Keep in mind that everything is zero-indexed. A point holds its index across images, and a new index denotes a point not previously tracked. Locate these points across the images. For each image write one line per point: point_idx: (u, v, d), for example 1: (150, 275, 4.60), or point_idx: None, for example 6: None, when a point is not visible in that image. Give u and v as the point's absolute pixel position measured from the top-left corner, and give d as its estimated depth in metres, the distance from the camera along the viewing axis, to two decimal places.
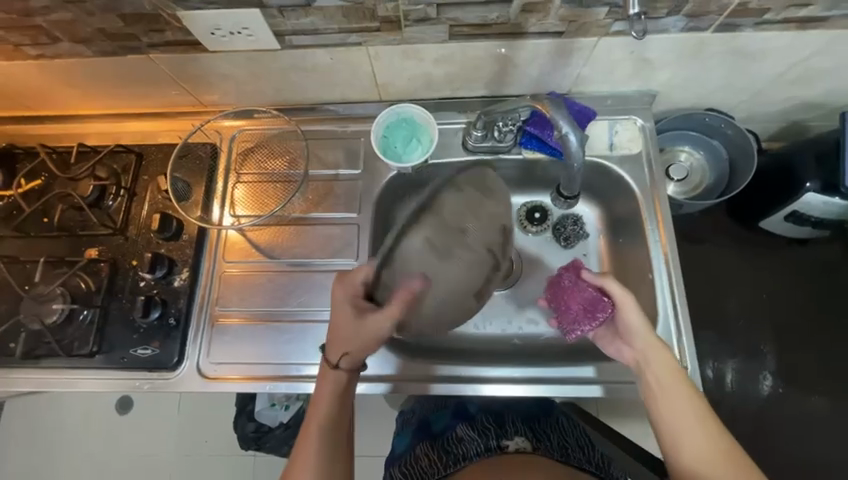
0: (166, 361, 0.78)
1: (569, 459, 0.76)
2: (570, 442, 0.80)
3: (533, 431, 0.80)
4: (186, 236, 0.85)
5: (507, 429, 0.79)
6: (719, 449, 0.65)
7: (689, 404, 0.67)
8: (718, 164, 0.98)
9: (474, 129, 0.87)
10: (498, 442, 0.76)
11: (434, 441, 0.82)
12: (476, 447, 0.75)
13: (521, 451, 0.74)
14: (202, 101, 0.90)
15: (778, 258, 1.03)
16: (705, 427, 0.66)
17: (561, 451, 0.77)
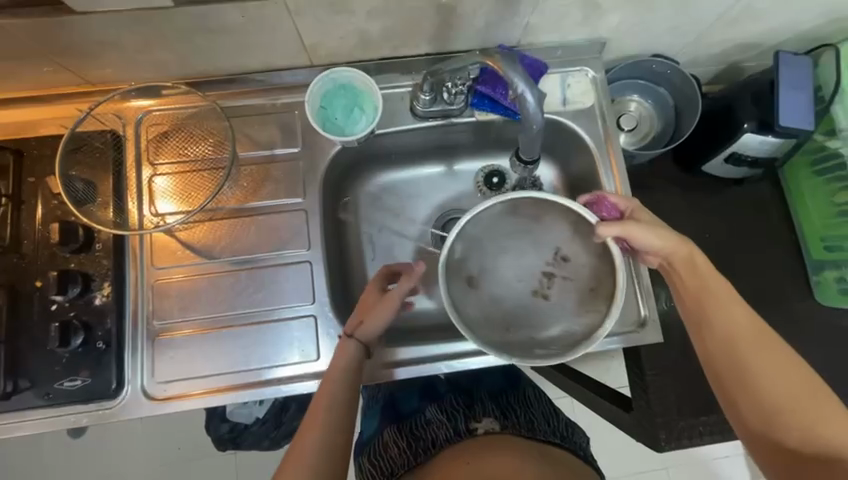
0: (102, 390, 0.69)
1: (535, 434, 0.76)
2: (536, 415, 0.82)
3: (501, 409, 0.81)
4: (100, 245, 0.72)
5: (476, 408, 0.81)
6: (776, 359, 0.58)
7: (742, 316, 0.61)
8: (664, 112, 0.98)
9: (420, 92, 0.79)
10: (467, 424, 0.76)
11: (403, 425, 0.84)
12: (445, 432, 0.76)
13: (489, 432, 0.75)
14: (88, 78, 0.74)
15: (718, 199, 1.09)
16: (761, 338, 0.59)
17: (528, 425, 0.78)
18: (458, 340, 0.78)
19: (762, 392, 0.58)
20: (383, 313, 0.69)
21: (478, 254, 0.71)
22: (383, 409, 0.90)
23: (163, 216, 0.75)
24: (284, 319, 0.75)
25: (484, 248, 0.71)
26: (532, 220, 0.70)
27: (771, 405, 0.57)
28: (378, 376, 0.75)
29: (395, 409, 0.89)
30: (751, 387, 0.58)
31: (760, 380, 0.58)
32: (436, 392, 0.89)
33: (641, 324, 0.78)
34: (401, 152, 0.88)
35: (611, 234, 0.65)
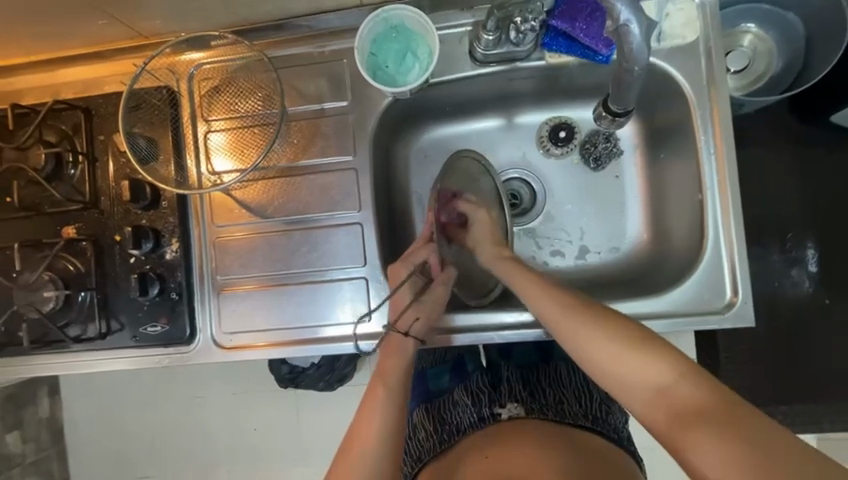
0: (179, 336, 0.75)
1: (564, 417, 0.73)
2: (566, 394, 0.78)
3: (529, 389, 0.78)
4: (166, 202, 0.75)
5: (501, 391, 0.78)
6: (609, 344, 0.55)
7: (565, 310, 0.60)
8: (790, 47, 0.78)
9: (483, 31, 0.67)
10: (491, 409, 0.75)
11: (431, 406, 0.83)
12: (469, 417, 0.75)
13: (514, 418, 0.73)
14: (141, 31, 0.72)
15: (843, 156, 0.89)
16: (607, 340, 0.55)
17: (556, 408, 0.75)
18: (510, 310, 0.74)
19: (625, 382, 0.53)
20: (437, 307, 0.71)
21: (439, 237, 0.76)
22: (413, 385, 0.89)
23: (219, 174, 0.75)
24: (336, 280, 0.76)
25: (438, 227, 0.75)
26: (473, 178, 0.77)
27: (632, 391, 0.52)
28: (450, 339, 0.74)
29: (424, 386, 0.88)
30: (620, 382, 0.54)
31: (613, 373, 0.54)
32: (464, 371, 0.86)
33: (729, 305, 0.68)
34: (456, 104, 0.80)
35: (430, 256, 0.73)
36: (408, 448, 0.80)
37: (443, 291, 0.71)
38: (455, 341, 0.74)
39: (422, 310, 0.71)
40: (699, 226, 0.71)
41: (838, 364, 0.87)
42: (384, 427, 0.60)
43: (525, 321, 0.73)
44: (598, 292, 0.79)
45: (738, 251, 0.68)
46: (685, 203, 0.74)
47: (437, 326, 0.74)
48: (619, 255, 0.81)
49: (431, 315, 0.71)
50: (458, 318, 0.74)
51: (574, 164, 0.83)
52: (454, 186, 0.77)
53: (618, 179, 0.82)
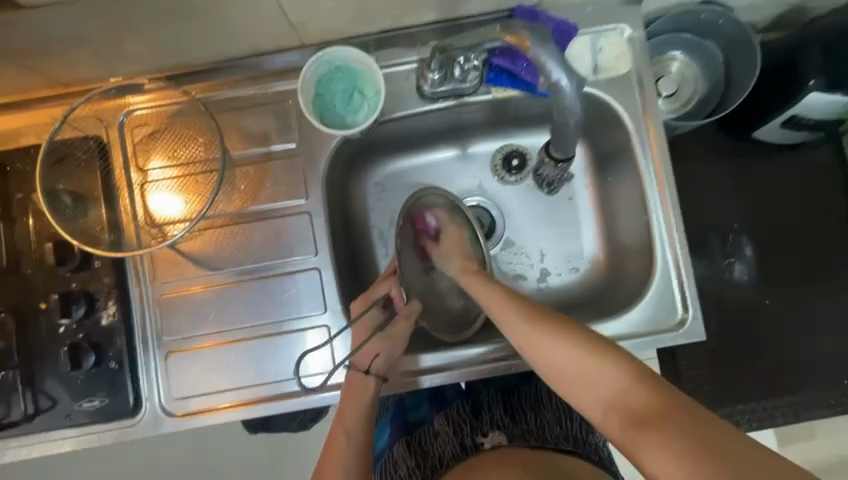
0: (122, 408, 0.68)
1: (546, 442, 0.73)
2: (548, 417, 0.78)
3: (511, 415, 0.78)
4: (99, 261, 0.68)
5: (483, 419, 0.77)
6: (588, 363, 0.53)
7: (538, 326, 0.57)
8: (712, 72, 0.85)
9: (428, 71, 0.68)
10: (472, 439, 0.74)
11: (412, 439, 0.81)
12: (451, 449, 0.75)
13: (497, 447, 0.72)
14: (60, 79, 0.67)
15: (767, 167, 0.97)
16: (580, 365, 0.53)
17: (538, 433, 0.75)
18: (473, 345, 0.73)
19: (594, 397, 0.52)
20: (396, 345, 0.69)
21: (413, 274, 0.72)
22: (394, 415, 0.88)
23: (161, 227, 0.70)
24: (296, 329, 0.72)
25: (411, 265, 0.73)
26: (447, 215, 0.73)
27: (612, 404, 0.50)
28: (418, 383, 0.72)
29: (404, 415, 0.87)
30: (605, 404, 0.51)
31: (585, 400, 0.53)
32: (444, 397, 0.85)
33: (681, 322, 0.71)
34: (409, 137, 0.79)
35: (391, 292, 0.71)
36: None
37: (404, 327, 0.69)
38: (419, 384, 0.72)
39: (382, 346, 0.68)
40: (647, 245, 0.74)
41: (785, 360, 0.93)
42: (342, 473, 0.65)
43: (490, 354, 0.72)
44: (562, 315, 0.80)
45: (685, 268, 0.71)
46: (634, 223, 0.77)
47: (404, 369, 0.72)
48: (579, 276, 0.83)
49: (391, 352, 0.69)
50: (426, 359, 0.72)
51: (530, 189, 0.84)
52: (427, 220, 0.74)
53: (571, 201, 0.84)
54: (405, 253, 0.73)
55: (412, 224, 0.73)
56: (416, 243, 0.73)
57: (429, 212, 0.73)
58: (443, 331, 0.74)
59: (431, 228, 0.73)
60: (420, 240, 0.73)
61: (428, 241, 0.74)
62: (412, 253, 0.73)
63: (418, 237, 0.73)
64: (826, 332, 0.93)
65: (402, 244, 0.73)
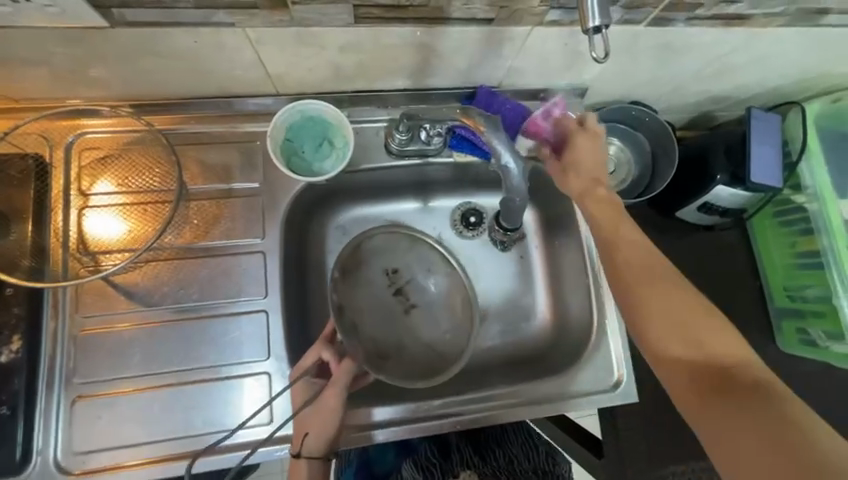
0: (5, 464, 0.58)
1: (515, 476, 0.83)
2: (513, 452, 0.87)
3: (479, 454, 0.86)
4: (11, 290, 0.61)
5: (453, 459, 0.84)
6: (704, 333, 0.52)
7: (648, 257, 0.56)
8: (642, 158, 0.98)
9: (396, 130, 0.73)
10: None
11: None
12: None
13: None
14: (6, 93, 0.63)
15: (688, 243, 1.10)
16: (669, 288, 0.54)
17: (507, 469, 0.84)
18: (422, 401, 0.72)
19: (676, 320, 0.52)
20: (328, 418, 0.64)
21: (373, 318, 0.69)
22: (356, 470, 0.87)
23: (95, 256, 0.65)
24: (233, 377, 0.67)
25: (369, 314, 0.69)
26: (406, 247, 0.72)
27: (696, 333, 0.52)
28: (370, 438, 0.69)
29: (368, 470, 0.87)
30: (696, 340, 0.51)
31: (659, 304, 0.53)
32: (409, 444, 0.89)
33: (616, 383, 0.76)
34: (372, 188, 0.82)
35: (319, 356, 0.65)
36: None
37: (332, 398, 0.64)
38: (367, 440, 0.69)
39: (312, 424, 0.64)
40: (588, 307, 0.81)
41: None
42: None
43: (443, 410, 0.72)
44: (507, 372, 0.82)
45: (620, 331, 0.78)
46: (576, 285, 0.83)
47: (356, 423, 0.69)
48: (528, 333, 0.86)
49: (325, 425, 0.64)
50: (377, 413, 0.70)
51: (484, 245, 0.88)
52: (386, 257, 0.71)
53: (522, 259, 0.89)
54: (361, 301, 0.69)
55: (367, 264, 0.70)
56: (382, 283, 0.71)
57: (386, 250, 0.71)
58: (424, 378, 0.66)
59: (392, 264, 0.72)
60: (386, 280, 0.71)
61: (394, 278, 0.72)
62: (375, 294, 0.70)
63: (382, 278, 0.71)
64: None
65: (348, 301, 0.67)
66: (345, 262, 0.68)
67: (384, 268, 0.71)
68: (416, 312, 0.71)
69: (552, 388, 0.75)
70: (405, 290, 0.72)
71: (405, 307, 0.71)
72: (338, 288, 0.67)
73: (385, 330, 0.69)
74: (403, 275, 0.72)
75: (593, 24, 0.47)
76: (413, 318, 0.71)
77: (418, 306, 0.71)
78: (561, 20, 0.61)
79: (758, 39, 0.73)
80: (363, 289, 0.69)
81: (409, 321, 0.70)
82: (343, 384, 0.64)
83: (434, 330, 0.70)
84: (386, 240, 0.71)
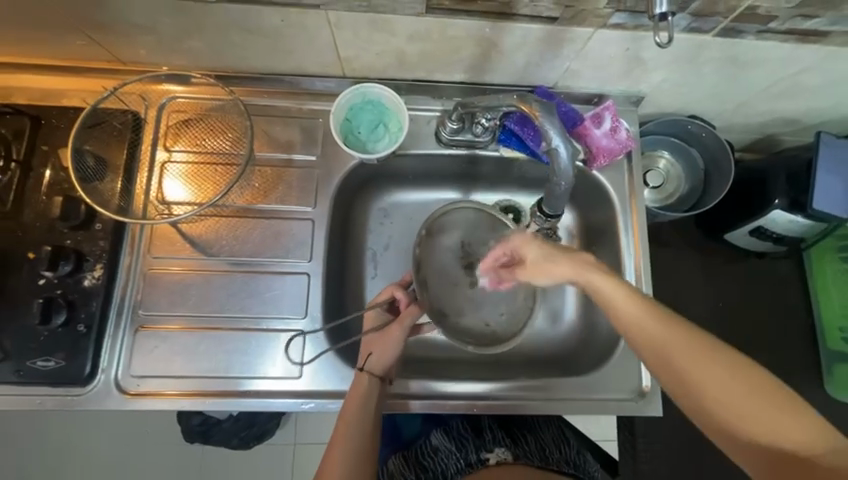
0: (75, 375, 0.66)
1: (548, 463, 0.80)
2: (548, 442, 0.85)
3: (512, 437, 0.84)
4: (100, 224, 0.70)
5: (485, 437, 0.83)
6: (739, 387, 0.49)
7: (648, 310, 0.53)
8: (693, 174, 0.95)
9: (448, 119, 0.77)
10: (478, 455, 0.79)
11: (408, 452, 0.86)
12: (454, 463, 0.79)
13: (502, 463, 0.78)
14: (118, 56, 0.72)
15: (734, 270, 1.05)
16: (688, 351, 0.51)
17: (540, 455, 0.81)
18: (443, 380, 0.75)
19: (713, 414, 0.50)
20: (390, 348, 0.71)
21: (438, 281, 0.73)
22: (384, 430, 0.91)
23: (168, 204, 0.73)
24: (273, 330, 0.73)
25: (437, 277, 0.74)
26: (489, 226, 0.76)
27: (745, 431, 0.49)
28: (407, 406, 0.73)
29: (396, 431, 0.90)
30: (738, 444, 0.50)
31: (699, 389, 0.51)
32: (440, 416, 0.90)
33: (640, 394, 0.75)
34: (417, 174, 0.86)
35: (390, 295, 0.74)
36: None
37: (396, 331, 0.71)
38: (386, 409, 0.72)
39: (375, 347, 0.71)
40: None
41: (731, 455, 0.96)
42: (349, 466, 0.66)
43: (458, 392, 0.74)
44: (528, 368, 0.83)
45: None
46: None
47: (395, 391, 0.73)
48: (555, 334, 0.86)
49: (384, 354, 0.71)
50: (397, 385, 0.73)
51: None
52: (467, 231, 0.76)
53: None
54: (434, 262, 0.74)
55: (448, 233, 0.76)
56: (456, 253, 0.75)
57: (470, 223, 0.76)
58: (472, 344, 0.70)
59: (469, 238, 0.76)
60: (462, 251, 0.75)
61: (469, 252, 0.75)
62: (448, 261, 0.74)
63: (457, 249, 0.75)
64: None
65: (425, 259, 0.74)
66: (431, 225, 0.75)
67: (462, 240, 0.76)
68: (480, 289, 0.73)
69: (572, 388, 0.75)
70: (476, 264, 0.74)
71: (472, 279, 0.74)
72: (421, 244, 0.75)
73: (445, 296, 0.73)
74: (477, 252, 0.75)
75: (660, 11, 0.52)
76: (476, 293, 0.73)
77: (482, 283, 0.73)
78: (625, 24, 0.62)
79: (837, 59, 0.70)
80: (438, 253, 0.75)
81: (472, 295, 0.73)
82: (410, 321, 0.72)
83: (491, 311, 0.72)
84: (471, 212, 0.76)
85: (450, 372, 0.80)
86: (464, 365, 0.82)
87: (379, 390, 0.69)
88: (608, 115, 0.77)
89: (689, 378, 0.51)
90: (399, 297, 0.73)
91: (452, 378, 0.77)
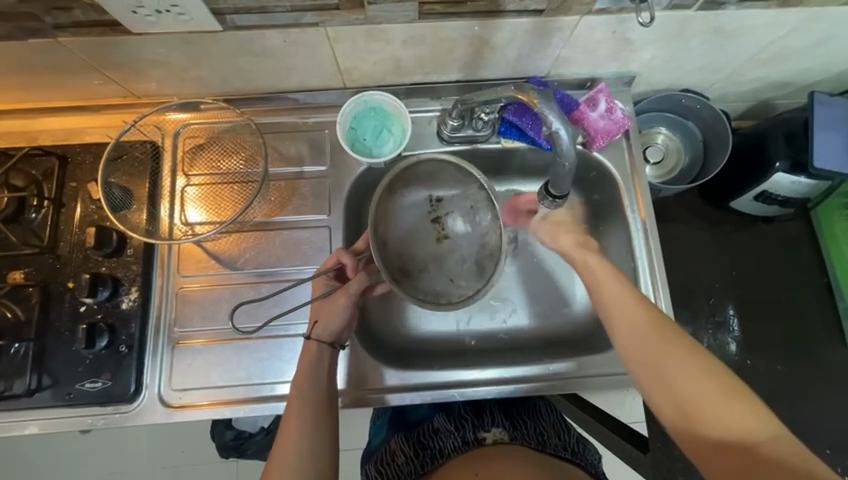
0: (120, 393, 0.70)
1: (545, 447, 0.79)
2: (547, 428, 0.83)
3: (510, 419, 0.83)
4: (132, 250, 0.75)
5: (484, 418, 0.83)
6: (696, 368, 0.53)
7: (626, 292, 0.60)
8: (692, 147, 0.97)
9: (449, 118, 0.79)
10: (474, 434, 0.79)
11: (410, 434, 0.86)
12: (452, 441, 0.79)
13: (498, 442, 0.78)
14: (134, 91, 0.77)
15: (743, 236, 1.07)
16: (659, 332, 0.56)
17: (538, 437, 0.80)
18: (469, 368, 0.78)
19: (677, 390, 0.53)
20: (337, 313, 0.71)
21: (406, 237, 0.80)
22: (391, 418, 0.95)
23: (191, 225, 0.77)
24: (301, 335, 0.76)
25: (401, 233, 0.80)
26: (460, 181, 0.78)
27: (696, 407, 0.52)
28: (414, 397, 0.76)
29: (402, 417, 0.93)
30: (689, 412, 0.52)
31: (665, 368, 0.54)
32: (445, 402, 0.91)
33: None
34: None
35: (335, 260, 0.73)
36: (386, 475, 0.82)
37: (344, 296, 0.71)
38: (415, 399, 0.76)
39: (323, 312, 0.72)
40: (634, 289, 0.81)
41: None
42: (307, 417, 0.65)
43: (482, 379, 0.78)
44: (548, 350, 0.85)
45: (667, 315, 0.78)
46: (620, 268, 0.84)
47: (407, 383, 0.77)
48: (570, 316, 0.88)
49: (329, 319, 0.71)
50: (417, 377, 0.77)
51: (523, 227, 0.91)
52: (434, 186, 0.80)
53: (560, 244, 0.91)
54: (406, 215, 0.80)
55: (410, 188, 0.79)
56: (425, 207, 0.81)
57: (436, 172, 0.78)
58: (429, 304, 0.75)
59: (438, 193, 0.80)
60: (430, 207, 0.81)
61: (436, 206, 0.81)
62: (420, 214, 0.81)
63: (425, 203, 0.81)
64: (794, 397, 0.99)
65: (386, 213, 0.78)
66: (392, 181, 0.77)
67: (431, 193, 0.81)
68: (447, 242, 0.81)
69: (600, 365, 0.79)
70: (444, 220, 0.81)
71: (437, 234, 0.81)
72: (382, 200, 0.76)
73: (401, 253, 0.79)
74: (446, 207, 0.81)
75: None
76: (443, 246, 0.81)
77: (449, 238, 0.81)
78: (609, 9, 0.65)
79: (821, 18, 0.72)
80: (410, 207, 0.81)
81: (439, 250, 0.81)
82: (356, 286, 0.72)
83: (450, 266, 0.80)
84: (443, 166, 0.78)
85: (473, 360, 0.83)
86: (487, 353, 0.85)
87: (328, 352, 0.71)
88: (602, 97, 0.80)
89: (657, 352, 0.55)
90: (346, 263, 0.72)
91: (476, 365, 0.81)
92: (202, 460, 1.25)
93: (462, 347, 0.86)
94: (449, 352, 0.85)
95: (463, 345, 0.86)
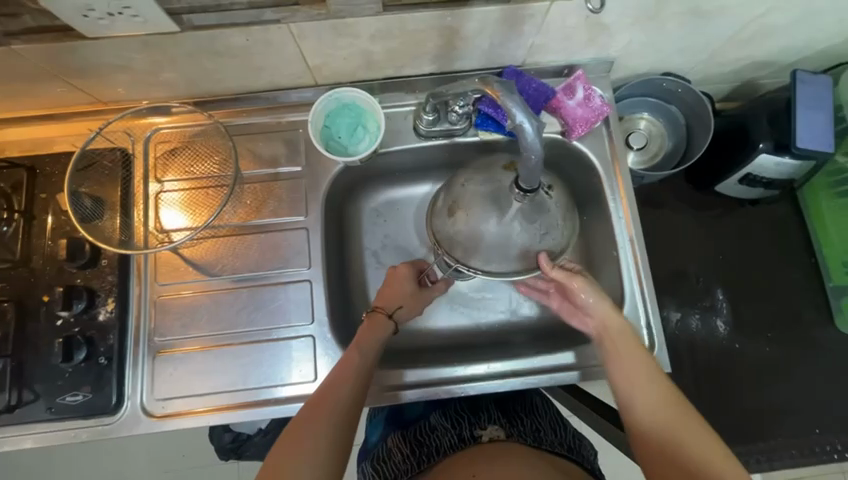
0: (103, 405, 0.70)
1: (541, 443, 0.78)
2: (543, 424, 0.83)
3: (507, 416, 0.83)
4: (106, 260, 0.73)
5: (481, 416, 0.83)
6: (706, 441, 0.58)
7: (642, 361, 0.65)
8: (675, 131, 0.96)
9: (423, 112, 0.78)
10: (471, 431, 0.79)
11: (407, 432, 0.86)
12: (449, 439, 0.78)
13: (495, 439, 0.78)
14: (98, 97, 0.75)
15: (730, 219, 1.06)
16: (672, 404, 0.61)
17: (534, 434, 0.80)
18: (456, 364, 0.78)
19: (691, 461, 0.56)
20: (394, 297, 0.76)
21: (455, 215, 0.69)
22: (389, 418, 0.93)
23: (167, 232, 0.76)
24: (284, 338, 0.75)
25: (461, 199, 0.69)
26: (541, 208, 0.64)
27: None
28: (400, 397, 0.75)
29: (398, 416, 0.91)
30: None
31: (679, 436, 0.58)
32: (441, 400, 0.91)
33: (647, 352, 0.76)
34: (402, 170, 0.88)
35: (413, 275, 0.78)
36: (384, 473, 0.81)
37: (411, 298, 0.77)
38: (399, 399, 0.75)
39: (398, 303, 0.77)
40: (618, 280, 0.80)
41: (744, 399, 0.98)
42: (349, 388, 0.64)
43: (469, 375, 0.77)
44: (536, 343, 0.85)
45: (649, 304, 0.77)
46: (604, 257, 0.84)
47: (390, 383, 0.76)
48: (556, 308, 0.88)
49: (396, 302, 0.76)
50: (402, 374, 0.76)
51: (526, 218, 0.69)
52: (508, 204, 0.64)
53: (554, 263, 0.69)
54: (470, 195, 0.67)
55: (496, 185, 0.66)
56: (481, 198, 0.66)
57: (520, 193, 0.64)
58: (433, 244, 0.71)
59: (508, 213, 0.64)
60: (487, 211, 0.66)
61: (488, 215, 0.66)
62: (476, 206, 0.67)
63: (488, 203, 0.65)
64: (782, 378, 0.99)
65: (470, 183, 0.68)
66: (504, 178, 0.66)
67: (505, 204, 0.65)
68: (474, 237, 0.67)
69: (590, 354, 0.78)
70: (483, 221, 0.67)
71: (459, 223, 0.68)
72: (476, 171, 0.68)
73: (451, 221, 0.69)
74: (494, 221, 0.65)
75: None
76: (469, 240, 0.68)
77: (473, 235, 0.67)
78: None
79: None
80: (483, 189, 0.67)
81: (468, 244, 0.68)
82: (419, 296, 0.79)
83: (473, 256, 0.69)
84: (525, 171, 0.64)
85: (459, 356, 0.82)
86: (473, 349, 0.85)
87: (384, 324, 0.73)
88: (579, 84, 0.79)
89: (668, 423, 0.60)
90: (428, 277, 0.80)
91: (461, 361, 0.80)
92: (202, 463, 1.25)
93: (448, 344, 0.86)
94: (435, 347, 0.85)
95: (450, 341, 0.86)
